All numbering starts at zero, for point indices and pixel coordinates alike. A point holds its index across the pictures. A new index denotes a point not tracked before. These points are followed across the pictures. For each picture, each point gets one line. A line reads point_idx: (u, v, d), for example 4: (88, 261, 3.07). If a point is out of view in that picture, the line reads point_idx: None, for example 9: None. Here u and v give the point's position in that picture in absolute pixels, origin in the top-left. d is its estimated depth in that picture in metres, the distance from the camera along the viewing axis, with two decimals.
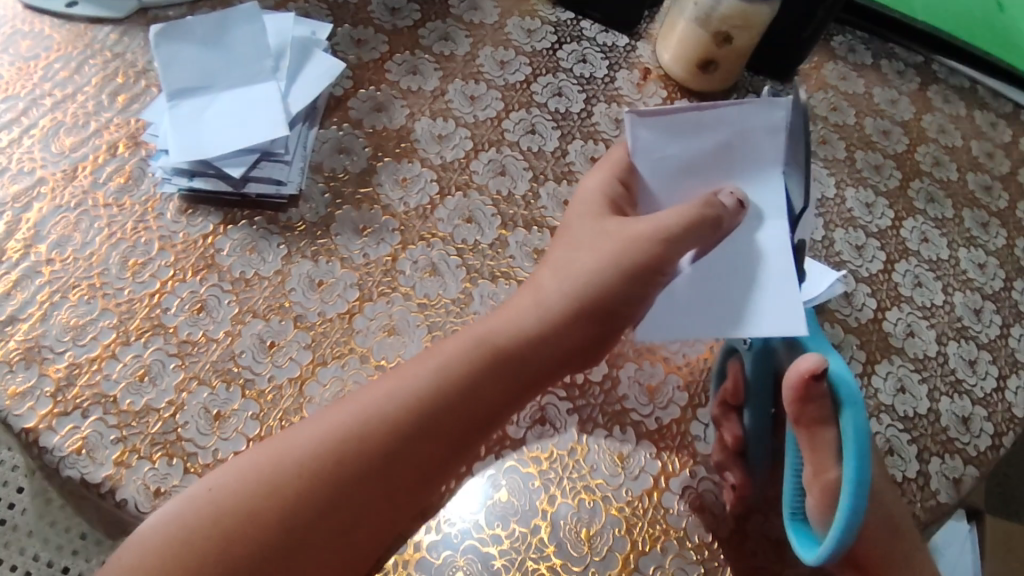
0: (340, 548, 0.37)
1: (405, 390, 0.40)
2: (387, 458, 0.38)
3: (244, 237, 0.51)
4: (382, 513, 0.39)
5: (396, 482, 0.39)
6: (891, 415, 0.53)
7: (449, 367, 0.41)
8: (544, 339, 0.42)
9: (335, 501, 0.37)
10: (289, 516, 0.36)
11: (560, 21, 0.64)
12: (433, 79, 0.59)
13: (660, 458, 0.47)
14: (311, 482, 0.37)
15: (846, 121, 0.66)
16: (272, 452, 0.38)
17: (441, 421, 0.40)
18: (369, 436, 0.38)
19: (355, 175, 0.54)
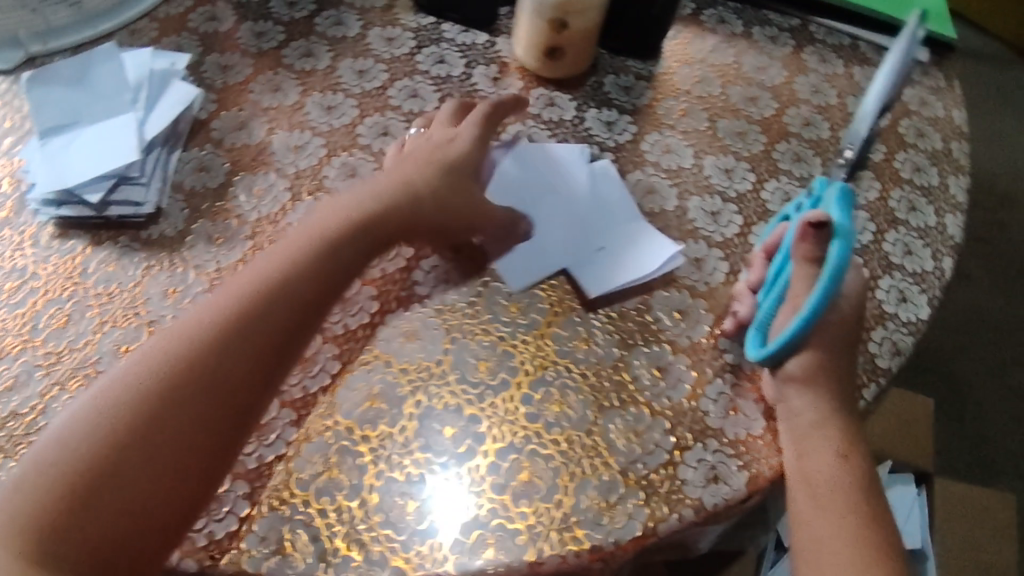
0: (217, 412, 0.42)
1: (232, 296, 0.45)
2: (216, 357, 0.43)
3: (108, 255, 0.56)
4: (223, 410, 0.42)
5: (232, 378, 0.43)
6: (733, 375, 0.56)
7: (283, 266, 0.47)
8: (357, 241, 0.50)
9: (169, 409, 0.41)
10: (127, 437, 0.40)
11: (421, 27, 0.68)
12: (293, 94, 0.63)
13: (489, 431, 0.52)
14: (140, 405, 0.41)
15: (712, 91, 0.68)
16: (99, 399, 0.41)
17: (274, 312, 0.45)
18: (194, 342, 0.43)
19: (212, 190, 0.58)
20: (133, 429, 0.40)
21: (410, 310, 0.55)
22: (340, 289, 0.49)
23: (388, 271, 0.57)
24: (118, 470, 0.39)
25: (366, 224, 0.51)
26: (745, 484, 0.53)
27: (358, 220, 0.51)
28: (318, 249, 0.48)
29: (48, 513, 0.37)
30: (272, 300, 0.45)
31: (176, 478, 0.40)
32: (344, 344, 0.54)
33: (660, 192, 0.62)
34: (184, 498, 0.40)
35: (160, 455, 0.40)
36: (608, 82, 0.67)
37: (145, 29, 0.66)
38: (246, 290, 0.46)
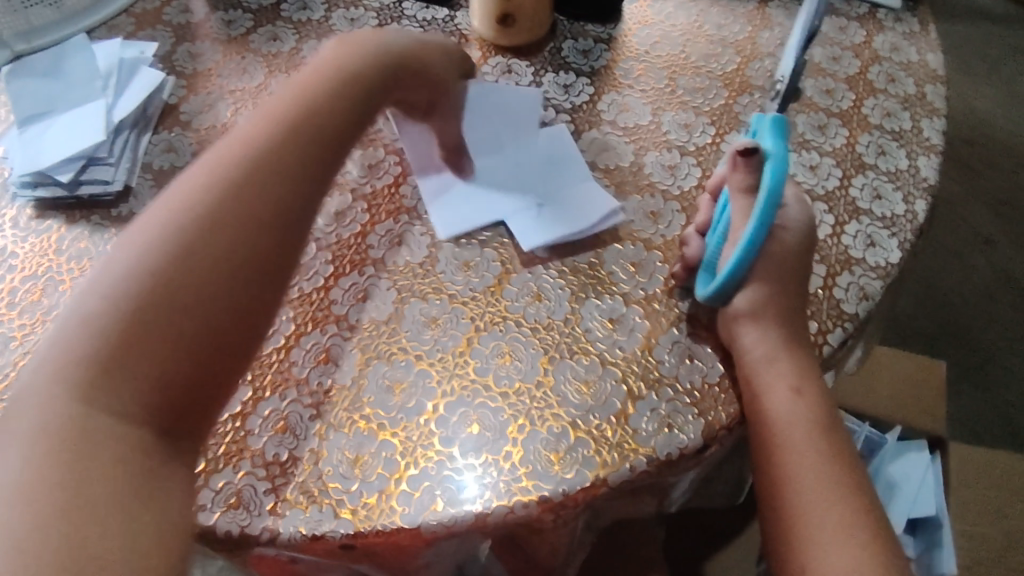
0: (239, 254, 0.41)
1: (235, 146, 0.44)
2: (235, 197, 0.42)
3: (81, 233, 0.59)
4: (253, 246, 0.41)
5: (260, 216, 0.42)
6: (694, 324, 0.55)
7: (285, 119, 0.45)
8: (354, 98, 0.49)
9: (200, 246, 0.40)
10: (160, 277, 0.38)
11: (383, 6, 0.70)
12: (259, 75, 0.66)
13: (438, 385, 0.52)
14: (164, 246, 0.39)
15: (673, 49, 0.69)
16: (120, 251, 0.40)
17: (278, 162, 0.43)
18: (205, 185, 0.42)
19: (178, 169, 0.61)
20: (165, 268, 0.39)
21: (363, 273, 0.57)
22: (349, 141, 0.48)
23: (344, 236, 0.58)
24: (161, 306, 0.38)
25: (358, 82, 0.50)
26: (699, 426, 0.50)
27: (348, 78, 0.49)
28: (314, 104, 0.47)
29: (90, 357, 0.36)
30: (282, 144, 0.44)
31: (222, 311, 0.40)
32: (297, 306, 0.55)
33: (616, 149, 0.63)
34: (235, 327, 0.40)
35: (202, 289, 0.39)
36: (566, 47, 0.68)
37: (122, 25, 0.70)
38: (246, 140, 0.44)
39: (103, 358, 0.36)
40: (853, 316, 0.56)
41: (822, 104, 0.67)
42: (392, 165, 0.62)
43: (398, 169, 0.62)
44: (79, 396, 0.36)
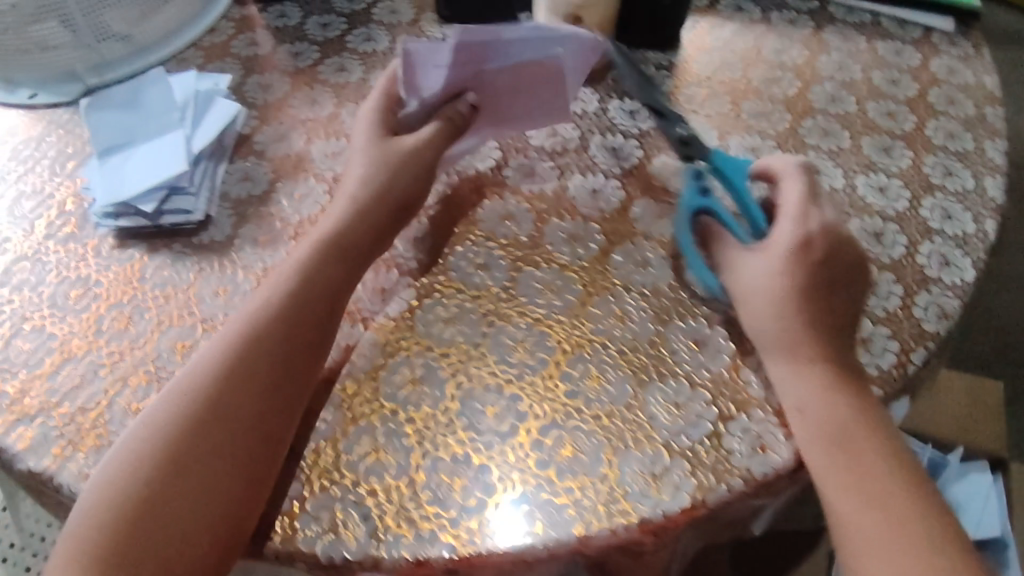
0: (254, 402, 0.48)
1: (264, 297, 0.52)
2: (261, 345, 0.50)
3: (163, 261, 0.59)
4: (281, 386, 0.49)
5: (284, 358, 0.50)
6: None
7: (283, 282, 0.53)
8: (364, 241, 0.56)
9: (233, 391, 0.48)
10: (198, 423, 0.47)
11: (446, 37, 0.71)
12: (329, 106, 0.67)
13: (529, 408, 0.52)
14: (205, 395, 0.48)
15: (734, 75, 0.70)
16: (168, 398, 0.48)
17: (274, 322, 0.51)
18: (239, 338, 0.50)
19: (256, 197, 0.62)
20: (204, 417, 0.47)
21: (447, 297, 0.57)
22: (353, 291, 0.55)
23: (424, 262, 0.59)
24: (192, 471, 0.45)
25: (382, 199, 0.57)
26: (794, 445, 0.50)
27: (366, 207, 0.56)
28: (340, 242, 0.55)
29: (128, 517, 0.43)
30: (311, 289, 0.53)
31: (240, 462, 0.46)
32: (385, 333, 0.55)
33: (687, 172, 0.63)
34: (267, 446, 0.47)
35: (225, 450, 0.46)
36: (630, 74, 0.68)
37: (191, 58, 0.70)
38: (274, 291, 0.52)
39: (140, 517, 0.44)
40: (935, 335, 0.56)
41: (885, 126, 0.68)
42: (465, 192, 0.62)
43: (472, 196, 0.62)
44: (123, 555, 0.42)
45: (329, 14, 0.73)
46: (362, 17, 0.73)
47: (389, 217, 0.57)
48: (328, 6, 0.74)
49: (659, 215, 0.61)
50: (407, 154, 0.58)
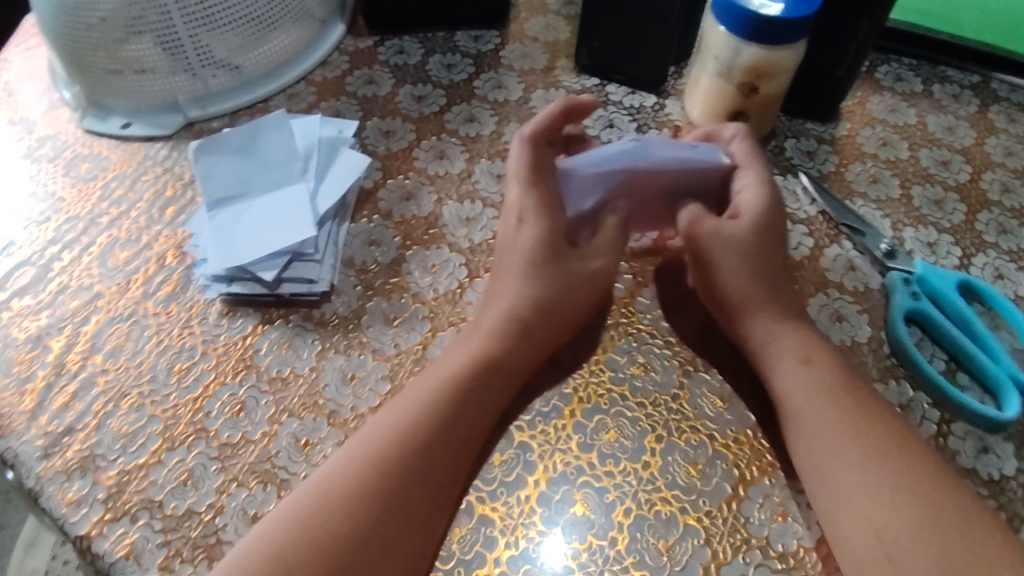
0: (402, 527, 0.41)
1: (410, 414, 0.45)
2: (410, 480, 0.42)
3: (281, 336, 0.52)
4: (418, 531, 0.42)
5: (434, 492, 0.43)
6: (975, 481, 0.47)
7: (438, 385, 0.46)
8: (523, 347, 0.49)
9: (373, 530, 0.40)
10: (333, 560, 0.39)
11: (585, 88, 0.65)
12: (459, 161, 0.61)
13: (710, 546, 0.46)
14: (343, 529, 0.40)
15: (900, 155, 0.62)
16: (289, 520, 0.41)
17: (431, 435, 0.44)
18: (384, 463, 0.43)
19: (384, 266, 0.55)
20: (337, 554, 0.39)
21: (608, 404, 0.51)
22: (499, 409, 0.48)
23: (580, 359, 0.53)
24: None
25: (546, 315, 0.49)
26: None
27: (526, 319, 0.49)
28: (494, 360, 0.48)
29: None
30: (464, 418, 0.46)
31: None
32: (539, 443, 0.49)
33: (862, 269, 0.56)
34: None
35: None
36: (789, 147, 0.61)
37: (303, 93, 0.66)
38: (422, 409, 0.45)
39: None
40: None
41: None
42: (622, 274, 0.57)
43: (629, 279, 0.56)
44: None
45: (453, 54, 0.68)
46: (489, 60, 0.67)
47: (549, 333, 0.50)
48: (452, 45, 0.68)
49: (837, 317, 0.53)
50: (568, 267, 0.51)
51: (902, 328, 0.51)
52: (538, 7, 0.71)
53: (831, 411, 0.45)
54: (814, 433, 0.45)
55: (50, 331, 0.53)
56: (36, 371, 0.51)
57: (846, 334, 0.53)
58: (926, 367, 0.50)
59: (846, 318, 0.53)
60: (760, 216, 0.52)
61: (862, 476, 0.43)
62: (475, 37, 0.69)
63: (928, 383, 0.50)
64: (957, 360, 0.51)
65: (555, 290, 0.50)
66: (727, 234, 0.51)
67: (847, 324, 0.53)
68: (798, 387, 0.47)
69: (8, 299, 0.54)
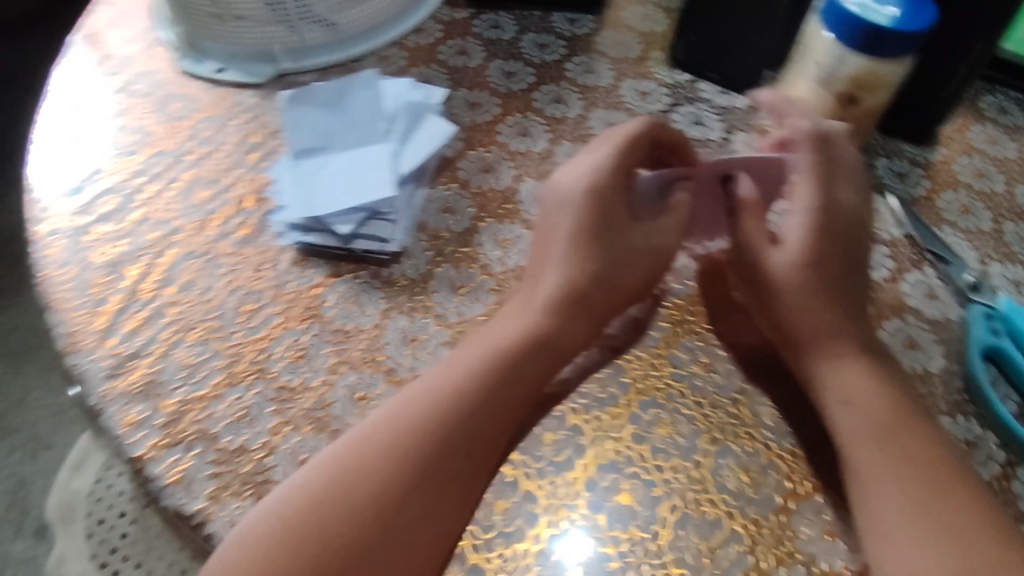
0: (438, 490, 0.42)
1: (456, 380, 0.45)
2: (449, 449, 0.43)
3: (348, 290, 0.53)
4: (453, 497, 0.42)
5: (472, 460, 0.43)
6: None
7: (486, 353, 0.46)
8: (581, 322, 0.49)
9: (407, 496, 0.41)
10: (367, 523, 0.40)
11: (676, 82, 0.65)
12: (542, 141, 0.61)
13: (753, 553, 0.45)
14: (378, 491, 0.40)
15: (994, 188, 0.60)
16: (329, 475, 0.41)
17: (475, 402, 0.44)
18: (423, 430, 0.43)
19: (456, 235, 0.56)
20: (371, 516, 0.40)
21: (665, 399, 0.50)
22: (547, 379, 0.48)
23: (642, 351, 0.52)
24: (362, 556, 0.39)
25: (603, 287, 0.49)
26: None
27: (581, 289, 0.49)
28: (547, 336, 0.48)
29: None
30: (509, 388, 0.46)
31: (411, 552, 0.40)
32: (592, 428, 0.49)
33: (943, 298, 0.54)
34: (440, 543, 0.42)
35: (397, 540, 0.40)
36: (881, 165, 0.60)
37: (393, 57, 0.66)
38: (467, 375, 0.45)
39: None
40: None
41: None
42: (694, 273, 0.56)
43: (700, 278, 0.55)
44: None
45: (546, 34, 0.68)
46: (582, 44, 0.67)
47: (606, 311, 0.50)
48: (547, 25, 0.68)
49: (912, 344, 0.52)
50: (627, 236, 0.51)
51: (978, 362, 0.50)
52: None
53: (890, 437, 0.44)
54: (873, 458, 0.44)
55: (128, 258, 0.54)
56: (110, 294, 0.52)
57: (918, 362, 0.51)
58: (997, 407, 0.49)
59: (919, 346, 0.52)
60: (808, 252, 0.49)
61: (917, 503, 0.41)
62: (571, 20, 0.69)
63: (998, 424, 0.49)
64: None
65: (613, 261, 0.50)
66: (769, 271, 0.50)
67: (920, 352, 0.52)
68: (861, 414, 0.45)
69: (90, 223, 0.56)
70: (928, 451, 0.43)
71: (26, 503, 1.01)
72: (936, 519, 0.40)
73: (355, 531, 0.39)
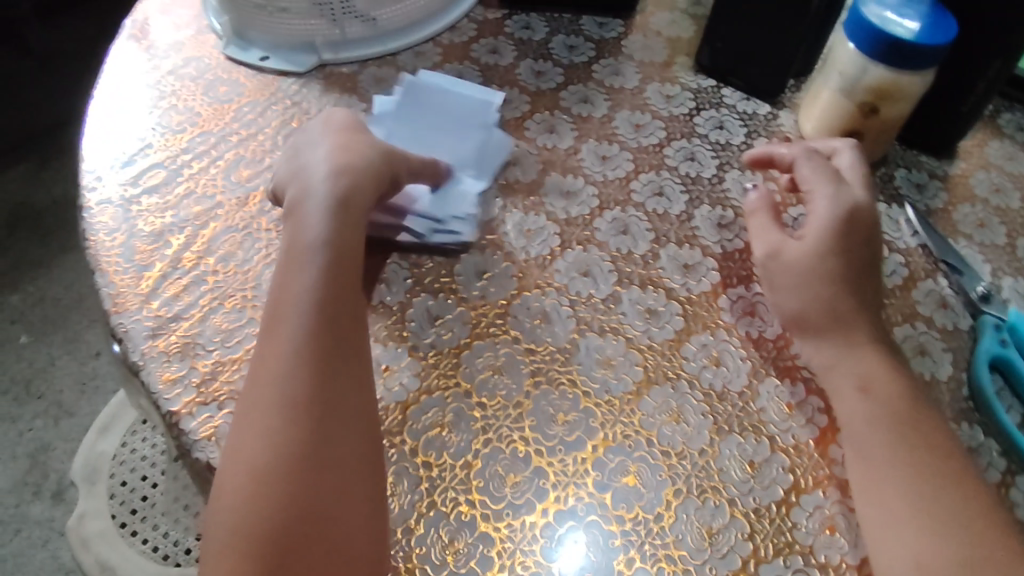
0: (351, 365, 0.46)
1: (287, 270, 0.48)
2: (327, 349, 0.45)
3: (377, 269, 0.55)
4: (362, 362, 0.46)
5: (346, 327, 0.47)
6: None
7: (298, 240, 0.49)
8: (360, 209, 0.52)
9: (327, 404, 0.43)
10: (304, 438, 0.42)
11: (700, 88, 0.67)
12: (568, 138, 0.64)
13: (753, 541, 0.47)
14: (291, 412, 0.43)
15: (1010, 204, 0.61)
16: (248, 423, 0.43)
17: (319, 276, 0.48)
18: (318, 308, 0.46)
19: (483, 223, 0.58)
20: (298, 438, 0.42)
21: (675, 388, 0.52)
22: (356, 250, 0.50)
23: (656, 342, 0.54)
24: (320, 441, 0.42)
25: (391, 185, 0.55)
26: None
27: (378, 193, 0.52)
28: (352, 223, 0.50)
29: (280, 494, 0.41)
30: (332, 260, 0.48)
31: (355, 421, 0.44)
32: (603, 412, 0.51)
33: (953, 308, 0.55)
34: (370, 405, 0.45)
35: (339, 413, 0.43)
36: (899, 176, 0.61)
37: (430, 52, 0.69)
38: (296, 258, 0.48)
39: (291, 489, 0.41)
40: None
41: None
42: (710, 270, 0.57)
43: (715, 275, 0.57)
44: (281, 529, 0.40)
45: (577, 36, 0.70)
46: (611, 48, 0.70)
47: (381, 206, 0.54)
48: (576, 28, 0.71)
49: (920, 350, 0.53)
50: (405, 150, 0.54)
51: (985, 372, 0.51)
52: (666, 3, 0.73)
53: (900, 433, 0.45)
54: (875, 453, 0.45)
55: (173, 229, 0.57)
56: (156, 261, 0.55)
57: (926, 368, 0.52)
58: (1002, 418, 0.50)
59: (929, 354, 0.53)
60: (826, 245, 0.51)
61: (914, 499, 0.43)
62: (600, 24, 0.71)
63: (1001, 432, 0.50)
64: None
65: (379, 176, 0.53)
66: (787, 262, 0.53)
67: (929, 359, 0.53)
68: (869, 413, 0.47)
69: (138, 194, 0.59)
70: (932, 443, 0.45)
71: (46, 466, 1.04)
72: (937, 518, 0.42)
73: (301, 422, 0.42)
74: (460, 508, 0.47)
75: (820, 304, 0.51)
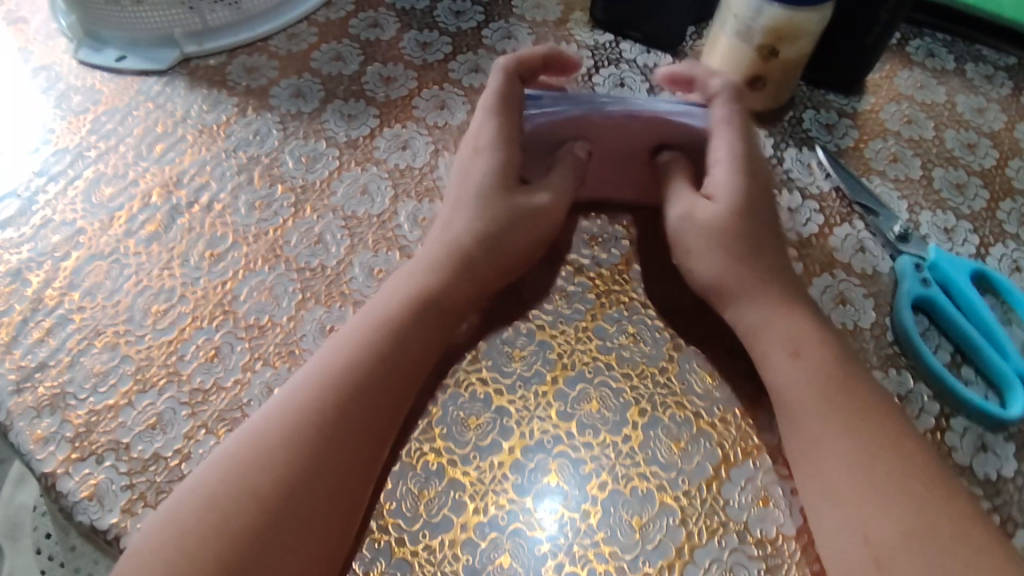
0: (355, 450, 0.42)
1: (404, 320, 0.45)
2: (338, 432, 0.41)
3: (261, 282, 0.51)
4: (367, 450, 0.42)
5: (378, 399, 0.43)
6: (969, 478, 0.45)
7: (410, 291, 0.47)
8: (470, 277, 0.48)
9: (323, 458, 0.40)
10: (275, 499, 0.39)
11: (598, 44, 0.62)
12: (460, 113, 0.59)
13: (686, 525, 0.44)
14: (287, 463, 0.39)
15: (924, 135, 0.58)
16: (224, 468, 0.40)
17: (411, 340, 0.45)
18: (356, 378, 0.43)
19: (373, 217, 0.54)
20: (261, 509, 0.38)
21: (592, 372, 0.49)
22: (447, 312, 0.47)
23: (568, 326, 0.51)
24: (280, 522, 0.38)
25: (487, 249, 0.48)
26: None
27: (465, 253, 0.48)
28: (429, 290, 0.47)
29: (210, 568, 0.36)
30: (420, 324, 0.46)
31: (328, 506, 0.40)
32: (518, 409, 0.48)
33: (872, 250, 0.53)
34: (352, 491, 0.41)
35: (314, 499, 0.39)
36: (808, 118, 0.58)
37: (303, 34, 0.64)
38: (407, 311, 0.46)
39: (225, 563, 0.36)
40: None
41: None
42: (620, 240, 0.54)
43: (625, 245, 0.54)
44: None
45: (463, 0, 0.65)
46: (500, 9, 0.65)
47: (493, 273, 0.49)
48: None
49: (842, 300, 0.51)
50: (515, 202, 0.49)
51: (912, 315, 0.49)
52: None
53: (832, 388, 0.42)
54: (804, 420, 0.42)
55: (30, 264, 0.52)
56: (13, 304, 0.50)
57: (848, 317, 0.50)
58: (930, 360, 0.48)
59: (850, 301, 0.51)
60: (734, 195, 0.47)
61: (853, 466, 0.40)
62: None
63: (929, 374, 0.48)
64: (963, 353, 0.49)
65: (490, 220, 0.48)
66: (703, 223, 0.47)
67: (851, 307, 0.50)
68: (800, 372, 0.43)
69: None
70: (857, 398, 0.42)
71: None
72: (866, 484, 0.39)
73: (275, 494, 0.39)
74: (373, 535, 0.43)
75: (739, 262, 0.46)
